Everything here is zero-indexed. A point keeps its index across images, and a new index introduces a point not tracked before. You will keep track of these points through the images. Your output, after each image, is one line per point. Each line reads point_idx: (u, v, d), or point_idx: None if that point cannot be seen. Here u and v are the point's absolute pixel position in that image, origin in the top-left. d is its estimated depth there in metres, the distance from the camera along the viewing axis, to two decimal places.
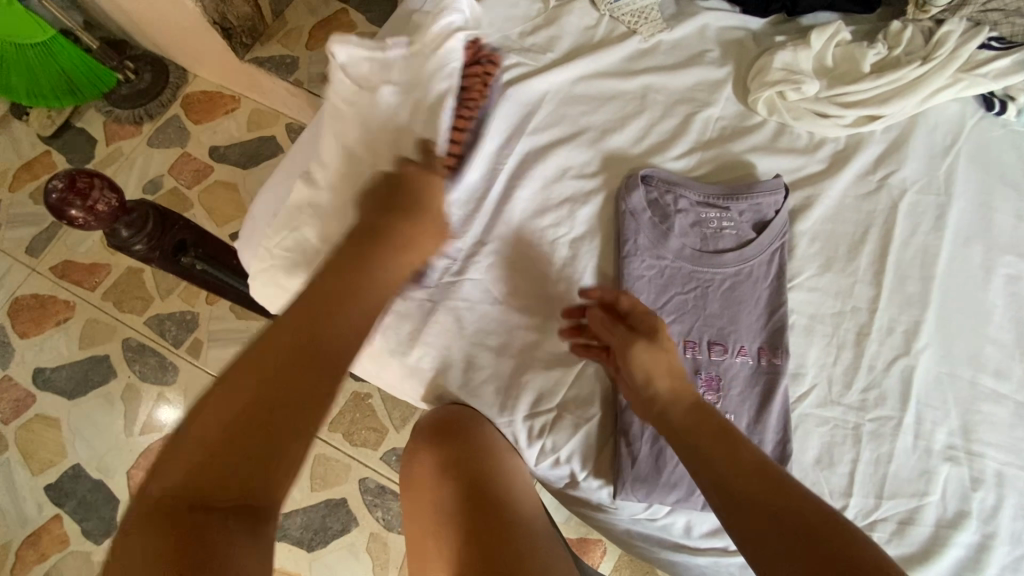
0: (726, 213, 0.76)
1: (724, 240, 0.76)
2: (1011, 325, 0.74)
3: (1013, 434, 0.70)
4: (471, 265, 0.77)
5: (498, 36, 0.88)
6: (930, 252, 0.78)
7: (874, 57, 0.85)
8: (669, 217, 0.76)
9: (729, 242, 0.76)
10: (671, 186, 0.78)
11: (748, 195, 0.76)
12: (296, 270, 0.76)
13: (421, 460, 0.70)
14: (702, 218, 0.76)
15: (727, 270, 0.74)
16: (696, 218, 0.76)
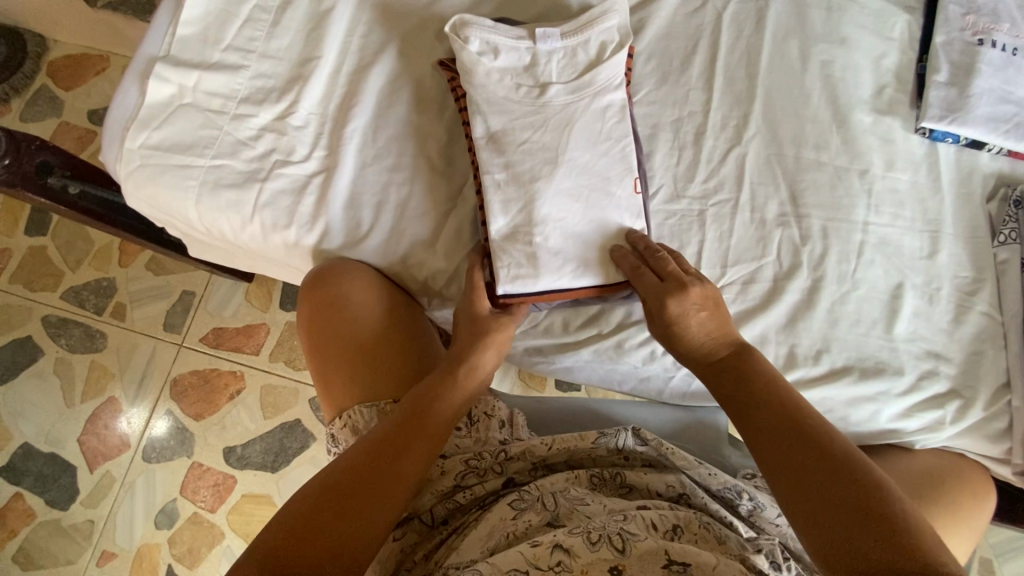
0: (557, 50, 0.74)
1: (561, 75, 0.74)
2: (827, 104, 0.83)
3: (834, 194, 0.79)
4: (334, 135, 0.80)
5: None
6: (753, 52, 0.85)
7: None
8: (501, 58, 0.74)
9: (567, 76, 0.74)
10: (496, 27, 0.75)
11: (584, 31, 0.74)
12: (162, 167, 0.78)
13: (309, 303, 0.76)
14: (533, 58, 0.74)
15: (561, 103, 0.73)
16: (528, 58, 0.74)
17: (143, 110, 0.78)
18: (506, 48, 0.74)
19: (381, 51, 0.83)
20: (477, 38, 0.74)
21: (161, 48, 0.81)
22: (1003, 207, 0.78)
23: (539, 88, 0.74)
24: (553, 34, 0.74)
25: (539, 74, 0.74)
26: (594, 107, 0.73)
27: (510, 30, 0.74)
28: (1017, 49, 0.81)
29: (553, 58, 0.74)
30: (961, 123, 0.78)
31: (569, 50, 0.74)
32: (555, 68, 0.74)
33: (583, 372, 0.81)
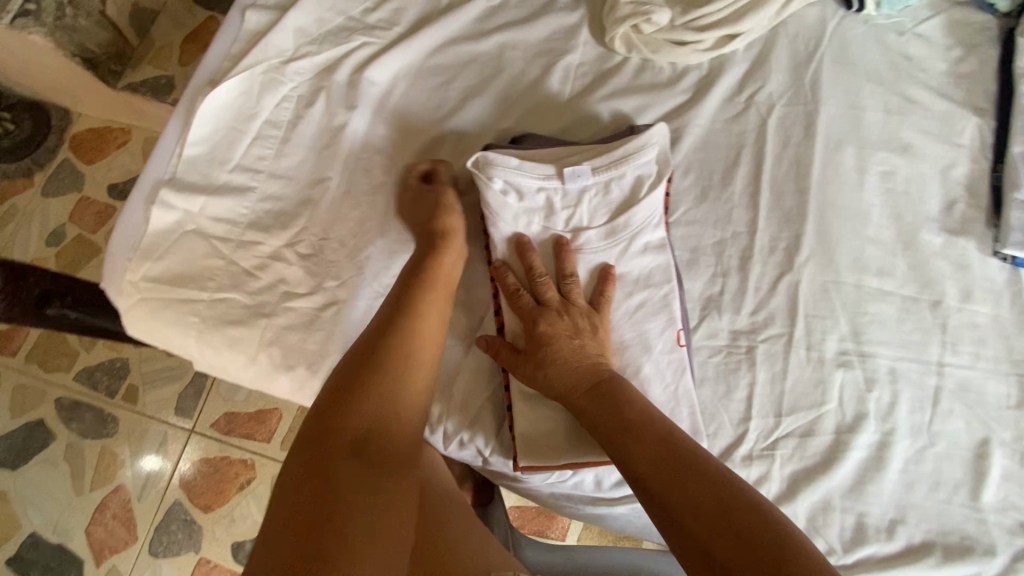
0: (588, 187, 0.70)
1: (591, 214, 0.70)
2: (890, 223, 0.74)
3: (902, 329, 0.70)
4: (347, 264, 0.74)
5: (340, 19, 0.84)
6: (803, 163, 0.77)
7: None
8: (529, 201, 0.70)
9: (598, 215, 0.70)
10: (520, 165, 0.69)
11: (618, 165, 0.69)
12: (165, 300, 0.73)
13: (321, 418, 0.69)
14: (564, 196, 0.70)
15: (591, 250, 0.69)
16: (557, 197, 0.70)
17: (146, 239, 0.74)
18: (533, 191, 0.70)
19: (399, 170, 0.78)
20: (503, 177, 0.69)
21: (167, 170, 0.77)
22: None
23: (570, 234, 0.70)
24: (584, 171, 0.69)
25: (570, 218, 0.70)
26: (632, 250, 0.69)
27: (539, 169, 0.69)
28: None
29: (584, 199, 0.70)
30: None
31: (602, 186, 0.70)
32: (587, 208, 0.70)
33: (618, 523, 0.72)
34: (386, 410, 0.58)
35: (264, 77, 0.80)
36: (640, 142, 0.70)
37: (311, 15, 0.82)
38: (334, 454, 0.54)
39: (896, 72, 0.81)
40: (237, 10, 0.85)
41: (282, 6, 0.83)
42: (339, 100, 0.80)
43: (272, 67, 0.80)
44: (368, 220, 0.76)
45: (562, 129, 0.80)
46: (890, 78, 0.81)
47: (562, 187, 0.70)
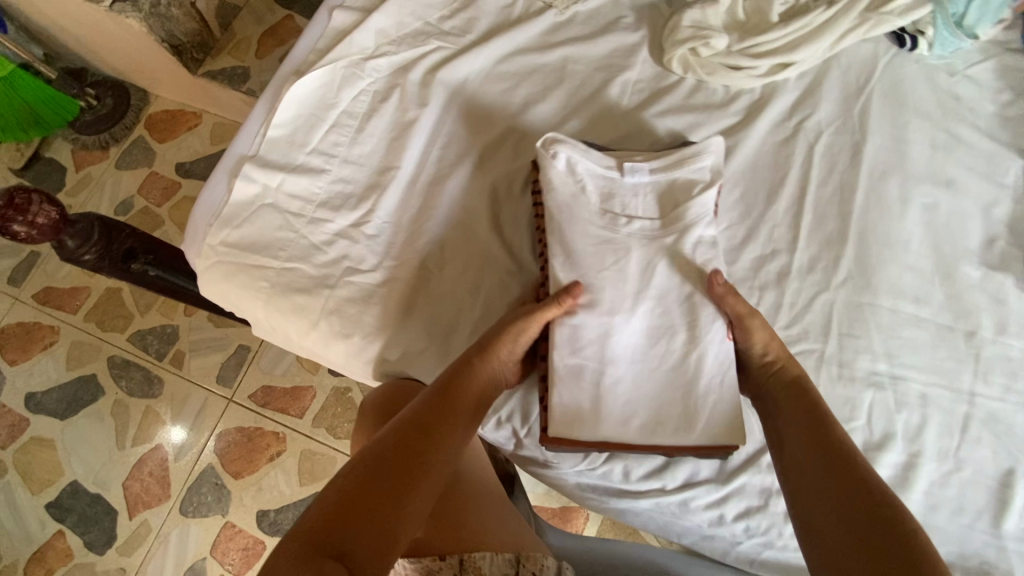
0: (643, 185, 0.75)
1: (645, 209, 0.74)
2: (929, 253, 0.76)
3: (934, 355, 0.72)
4: (406, 247, 0.80)
5: (418, 23, 0.91)
6: (847, 189, 0.80)
7: (782, 6, 0.87)
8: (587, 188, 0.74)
9: (651, 210, 0.74)
10: (585, 152, 0.75)
11: (676, 167, 0.74)
12: (239, 265, 0.79)
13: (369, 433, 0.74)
14: (620, 189, 0.74)
15: (645, 242, 0.72)
16: (614, 188, 0.75)
17: (227, 208, 0.81)
18: (595, 176, 0.75)
19: (461, 165, 0.84)
20: (569, 160, 0.75)
21: (252, 147, 0.85)
22: None
23: (624, 220, 0.73)
24: (642, 168, 0.74)
25: (623, 205, 0.74)
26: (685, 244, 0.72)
27: (603, 159, 0.75)
28: None
29: (639, 192, 0.74)
30: None
31: (656, 185, 0.75)
32: (640, 202, 0.74)
33: (639, 519, 0.75)
34: (438, 425, 0.63)
35: (345, 71, 0.87)
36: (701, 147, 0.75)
37: (393, 19, 0.90)
38: (388, 449, 0.59)
39: (944, 111, 0.84)
40: (325, 9, 0.93)
41: (365, 8, 0.91)
42: (412, 98, 0.87)
43: (353, 62, 0.88)
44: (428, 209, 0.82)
45: (617, 139, 0.84)
46: (939, 116, 0.83)
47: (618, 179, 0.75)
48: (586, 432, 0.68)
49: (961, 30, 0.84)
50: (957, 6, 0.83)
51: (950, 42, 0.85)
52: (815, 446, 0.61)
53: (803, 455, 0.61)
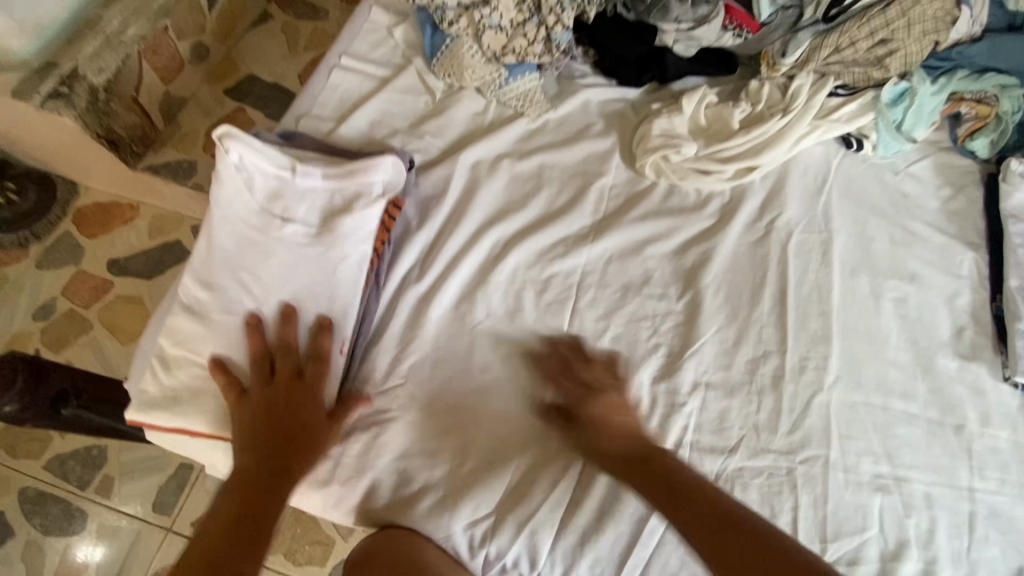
0: (311, 187, 0.73)
1: (305, 197, 0.73)
2: (908, 346, 0.79)
3: (930, 452, 0.73)
4: (395, 371, 0.75)
5: (390, 131, 0.89)
6: (824, 287, 0.83)
7: (741, 114, 0.92)
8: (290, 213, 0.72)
9: (315, 187, 0.74)
10: (242, 166, 0.73)
11: (379, 175, 0.74)
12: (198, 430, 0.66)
13: None
14: (276, 207, 0.72)
15: (303, 195, 0.73)
16: (266, 205, 0.72)
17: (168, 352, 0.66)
18: (264, 175, 0.74)
19: (444, 276, 0.80)
20: (238, 157, 0.73)
21: (200, 282, 0.69)
22: None
23: (281, 218, 0.72)
24: (314, 172, 0.73)
25: (294, 208, 0.72)
26: (331, 251, 0.71)
27: (280, 153, 0.74)
28: None
29: (308, 196, 0.73)
30: None
31: (328, 191, 0.74)
32: (309, 204, 0.73)
33: None
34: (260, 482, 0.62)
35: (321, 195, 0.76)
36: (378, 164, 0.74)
37: (363, 130, 0.88)
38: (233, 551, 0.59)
39: (897, 207, 0.90)
40: (291, 116, 0.89)
41: (337, 119, 0.89)
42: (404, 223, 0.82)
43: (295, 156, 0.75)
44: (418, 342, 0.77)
45: (602, 244, 0.84)
46: (892, 213, 0.89)
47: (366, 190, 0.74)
48: (415, 466, 0.71)
49: (900, 135, 0.90)
50: (898, 113, 0.90)
51: (893, 145, 0.90)
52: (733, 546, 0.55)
53: (666, 503, 0.59)
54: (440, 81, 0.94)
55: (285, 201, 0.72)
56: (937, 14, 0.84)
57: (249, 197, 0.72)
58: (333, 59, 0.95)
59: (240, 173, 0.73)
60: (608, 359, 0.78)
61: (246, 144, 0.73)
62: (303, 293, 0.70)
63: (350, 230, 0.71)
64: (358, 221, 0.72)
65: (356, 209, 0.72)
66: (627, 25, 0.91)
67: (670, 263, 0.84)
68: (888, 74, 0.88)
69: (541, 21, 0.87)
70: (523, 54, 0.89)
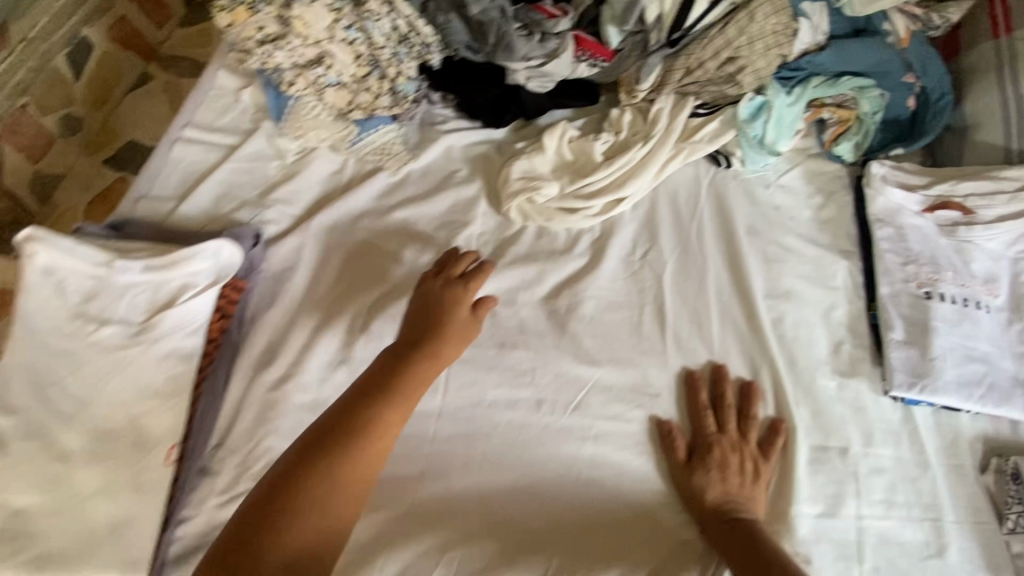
0: (132, 285, 0.68)
1: (126, 295, 0.68)
2: (788, 369, 0.76)
3: (815, 482, 0.70)
4: (246, 470, 0.68)
5: (237, 203, 0.84)
6: (701, 317, 0.80)
7: (603, 146, 0.89)
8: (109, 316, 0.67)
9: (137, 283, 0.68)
10: (49, 270, 0.66)
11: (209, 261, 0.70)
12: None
13: None
14: (92, 311, 0.66)
15: (123, 294, 0.67)
16: (80, 311, 0.66)
17: None
18: (77, 276, 0.67)
19: (299, 356, 0.74)
20: (42, 261, 0.66)
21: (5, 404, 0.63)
22: (1001, 482, 0.70)
23: (97, 324, 0.66)
24: (134, 267, 0.68)
25: (114, 310, 0.67)
26: (156, 354, 0.66)
27: (93, 251, 0.67)
28: (967, 300, 0.77)
29: (129, 294, 0.68)
30: (933, 391, 0.72)
31: (152, 287, 0.68)
32: (131, 304, 0.67)
33: None
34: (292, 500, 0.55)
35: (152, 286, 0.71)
36: (206, 249, 0.70)
37: (207, 206, 0.83)
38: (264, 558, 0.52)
39: (769, 223, 0.88)
40: (129, 199, 0.83)
41: (179, 196, 0.84)
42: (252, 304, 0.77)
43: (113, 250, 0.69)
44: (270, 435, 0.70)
45: None
46: (766, 229, 0.87)
47: (197, 279, 0.69)
48: None
49: (765, 150, 0.89)
50: (757, 128, 0.88)
51: (760, 159, 0.89)
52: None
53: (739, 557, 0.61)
54: (291, 143, 0.89)
55: (101, 304, 0.67)
56: (776, 28, 0.83)
57: (60, 303, 0.66)
58: (176, 131, 0.90)
59: (48, 278, 0.67)
60: (479, 423, 0.74)
61: (50, 246, 0.66)
62: (126, 404, 0.64)
63: (178, 327, 0.67)
64: (186, 317, 0.68)
65: (181, 302, 0.68)
66: (477, 67, 0.88)
67: (542, 309, 0.81)
68: (743, 90, 0.87)
69: (383, 74, 0.83)
70: (371, 108, 0.86)
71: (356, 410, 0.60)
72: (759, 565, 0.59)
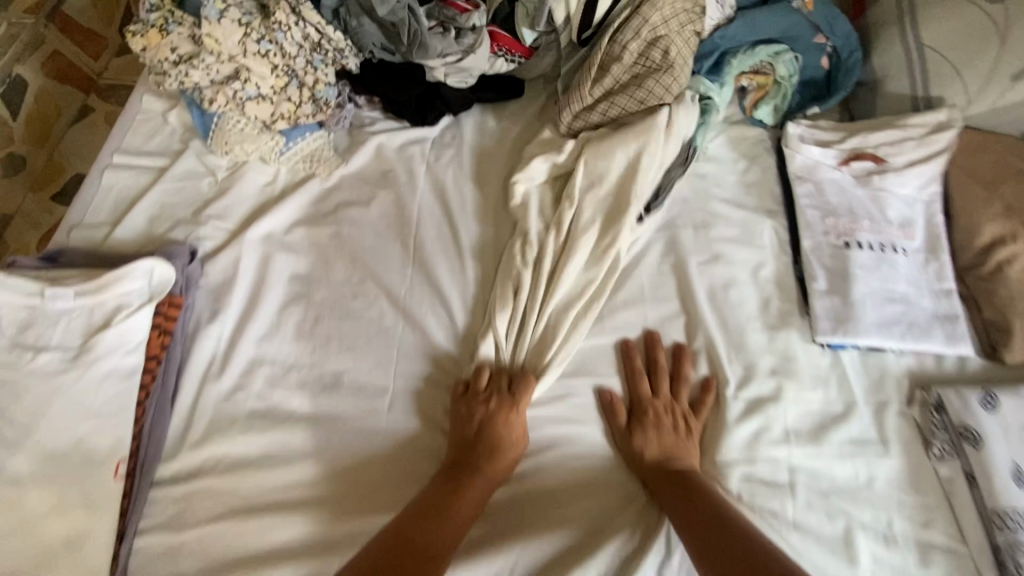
0: (66, 311, 0.70)
1: (61, 322, 0.69)
2: (719, 329, 0.80)
3: (749, 432, 0.73)
4: (198, 479, 0.70)
5: (172, 223, 0.85)
6: (635, 288, 0.83)
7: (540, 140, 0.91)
8: (42, 342, 0.68)
9: (70, 307, 0.70)
10: None
11: (146, 279, 0.72)
12: None
13: None
14: (26, 340, 0.68)
15: (58, 320, 0.69)
16: (16, 341, 0.68)
17: None
18: (11, 307, 0.69)
19: (243, 365, 0.76)
20: None
21: None
22: (925, 413, 0.73)
23: (33, 351, 0.67)
24: (66, 293, 0.69)
25: (46, 336, 0.68)
26: (93, 375, 0.67)
27: (27, 281, 0.69)
28: (884, 245, 0.80)
29: (63, 320, 0.69)
30: (855, 334, 0.75)
31: (85, 311, 0.70)
32: (65, 328, 0.69)
33: None
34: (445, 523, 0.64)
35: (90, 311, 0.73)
36: (134, 269, 0.72)
37: (142, 229, 0.84)
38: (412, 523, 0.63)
39: (697, 190, 0.90)
40: (62, 228, 0.84)
41: (113, 221, 0.85)
42: (196, 318, 0.78)
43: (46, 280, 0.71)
44: (223, 448, 0.71)
45: (409, 292, 0.82)
46: (693, 197, 0.90)
47: (130, 297, 0.71)
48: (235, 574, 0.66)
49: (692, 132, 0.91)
50: None
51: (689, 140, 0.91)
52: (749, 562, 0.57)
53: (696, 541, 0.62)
54: (222, 159, 0.90)
55: (36, 332, 0.68)
56: (685, 7, 0.87)
57: None
58: (105, 159, 0.90)
59: None
60: (427, 411, 0.76)
61: None
62: (70, 426, 0.65)
63: (114, 346, 0.69)
64: (121, 335, 0.69)
65: (116, 322, 0.69)
66: (396, 69, 0.91)
67: (481, 296, 0.83)
68: None
69: (302, 83, 0.86)
70: (294, 118, 0.87)
71: (450, 472, 0.69)
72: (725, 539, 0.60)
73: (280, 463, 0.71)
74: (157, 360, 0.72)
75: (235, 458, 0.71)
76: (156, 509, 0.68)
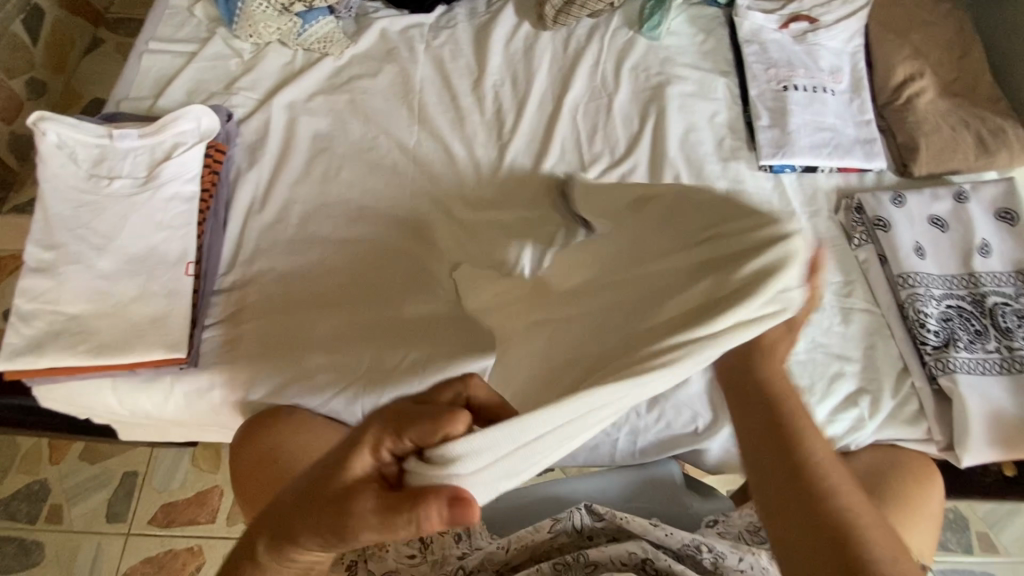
0: (132, 148, 0.84)
1: (130, 156, 0.84)
2: (684, 160, 0.93)
3: None
4: (250, 286, 0.84)
5: (207, 94, 0.98)
6: (612, 132, 0.96)
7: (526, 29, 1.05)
8: (115, 173, 0.83)
9: (136, 145, 0.84)
10: (63, 143, 0.82)
11: (196, 124, 0.87)
12: (78, 367, 0.74)
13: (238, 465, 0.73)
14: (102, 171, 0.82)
15: (127, 155, 0.84)
16: (93, 172, 0.82)
17: (30, 304, 0.75)
18: (85, 145, 0.83)
19: (279, 201, 0.90)
20: (55, 136, 0.82)
21: (43, 243, 0.77)
22: (848, 215, 0.89)
23: (109, 179, 0.82)
24: (130, 133, 0.84)
25: (119, 169, 0.83)
26: (159, 197, 0.82)
27: (98, 124, 0.84)
28: (816, 87, 0.96)
29: (130, 155, 0.84)
30: (791, 155, 0.91)
31: (147, 148, 0.85)
32: (133, 161, 0.84)
33: None
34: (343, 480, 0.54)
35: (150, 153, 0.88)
36: (183, 114, 0.86)
37: (181, 100, 0.97)
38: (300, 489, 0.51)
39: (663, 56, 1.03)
40: (112, 102, 0.97)
41: (155, 95, 0.98)
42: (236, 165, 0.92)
43: (111, 126, 0.85)
44: (269, 262, 0.86)
45: (417, 144, 0.96)
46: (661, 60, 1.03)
47: (185, 137, 0.86)
48: (289, 352, 0.80)
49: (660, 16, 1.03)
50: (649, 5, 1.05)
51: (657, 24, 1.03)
52: (806, 470, 0.52)
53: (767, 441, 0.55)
54: (245, 43, 1.02)
55: (109, 165, 0.83)
56: None
57: (74, 167, 0.81)
58: (141, 47, 1.02)
59: (62, 149, 0.82)
60: (436, 233, 0.89)
61: (61, 122, 0.82)
62: (145, 235, 0.80)
63: (174, 175, 0.83)
64: (179, 167, 0.83)
65: (175, 156, 0.84)
66: None
67: (477, 144, 0.96)
68: None
69: None
70: (309, 2, 0.99)
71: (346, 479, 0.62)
72: (792, 452, 0.54)
73: (319, 272, 0.86)
74: (210, 191, 0.85)
75: (279, 270, 0.85)
76: (219, 308, 0.83)
